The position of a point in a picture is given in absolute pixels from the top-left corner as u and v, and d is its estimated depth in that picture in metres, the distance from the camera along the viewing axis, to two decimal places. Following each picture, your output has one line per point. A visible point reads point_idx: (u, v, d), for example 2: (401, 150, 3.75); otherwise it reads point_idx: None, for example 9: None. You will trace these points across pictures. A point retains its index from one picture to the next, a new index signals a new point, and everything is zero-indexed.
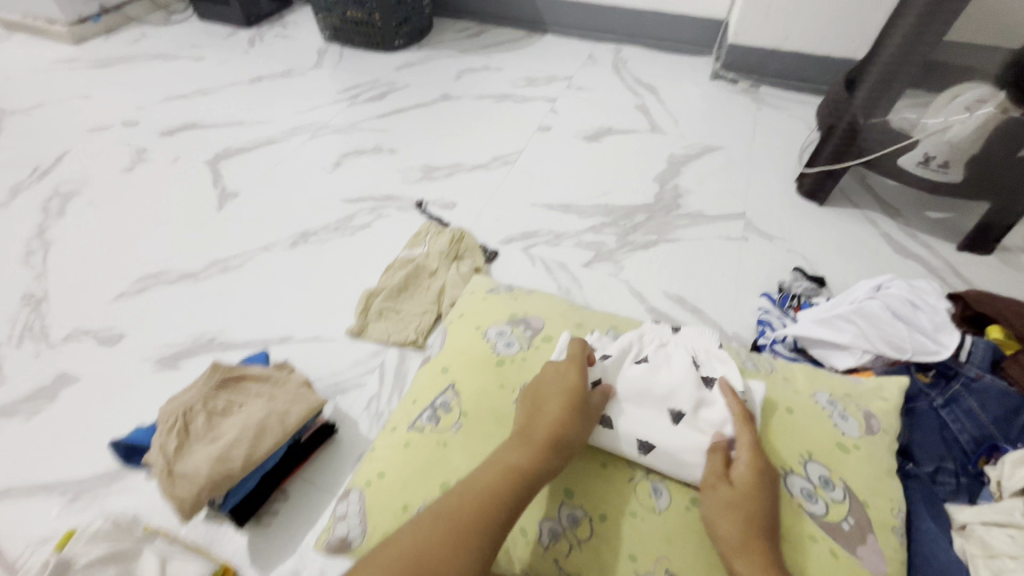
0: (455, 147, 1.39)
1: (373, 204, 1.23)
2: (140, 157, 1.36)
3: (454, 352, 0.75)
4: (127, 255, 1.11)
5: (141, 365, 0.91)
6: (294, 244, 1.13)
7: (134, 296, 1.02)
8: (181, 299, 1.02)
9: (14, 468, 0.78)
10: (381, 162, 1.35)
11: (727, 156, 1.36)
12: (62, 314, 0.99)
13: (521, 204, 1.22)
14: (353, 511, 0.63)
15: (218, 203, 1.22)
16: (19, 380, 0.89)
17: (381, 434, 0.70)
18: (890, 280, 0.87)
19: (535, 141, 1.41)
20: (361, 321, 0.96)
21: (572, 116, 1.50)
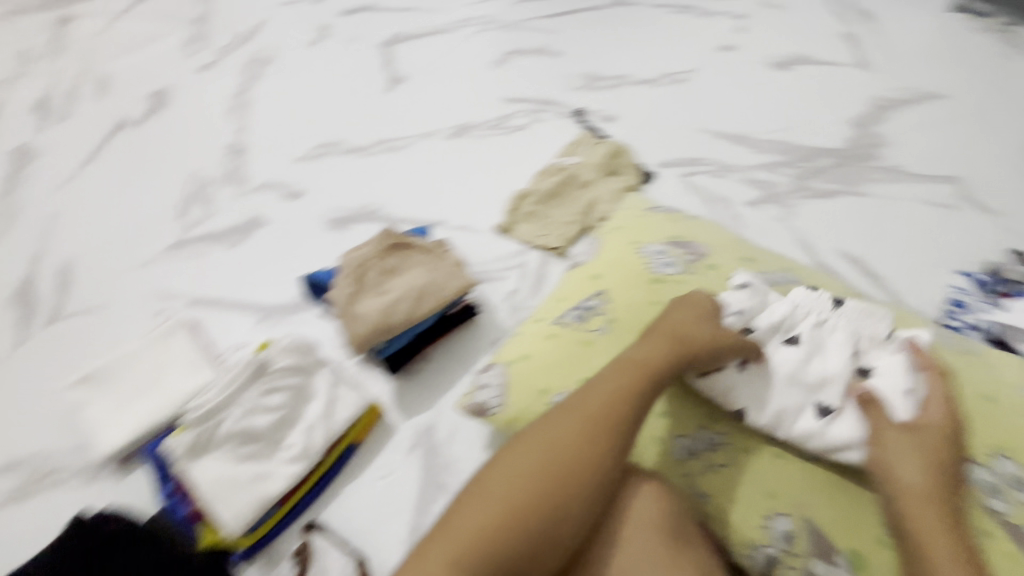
0: (624, 56, 1.29)
1: (532, 106, 1.20)
2: (323, 33, 1.43)
3: (608, 261, 0.73)
4: (310, 123, 1.21)
5: (318, 221, 1.01)
6: (453, 135, 1.16)
7: (315, 160, 1.13)
8: (352, 169, 1.11)
9: (220, 284, 0.93)
10: (544, 63, 1.29)
11: (952, 106, 1.13)
12: (258, 166, 1.13)
13: (687, 128, 1.13)
14: (494, 384, 0.68)
15: (387, 86, 1.26)
16: (224, 214, 1.04)
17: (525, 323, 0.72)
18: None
19: (715, 59, 1.26)
20: (510, 219, 0.98)
21: (765, 35, 1.29)
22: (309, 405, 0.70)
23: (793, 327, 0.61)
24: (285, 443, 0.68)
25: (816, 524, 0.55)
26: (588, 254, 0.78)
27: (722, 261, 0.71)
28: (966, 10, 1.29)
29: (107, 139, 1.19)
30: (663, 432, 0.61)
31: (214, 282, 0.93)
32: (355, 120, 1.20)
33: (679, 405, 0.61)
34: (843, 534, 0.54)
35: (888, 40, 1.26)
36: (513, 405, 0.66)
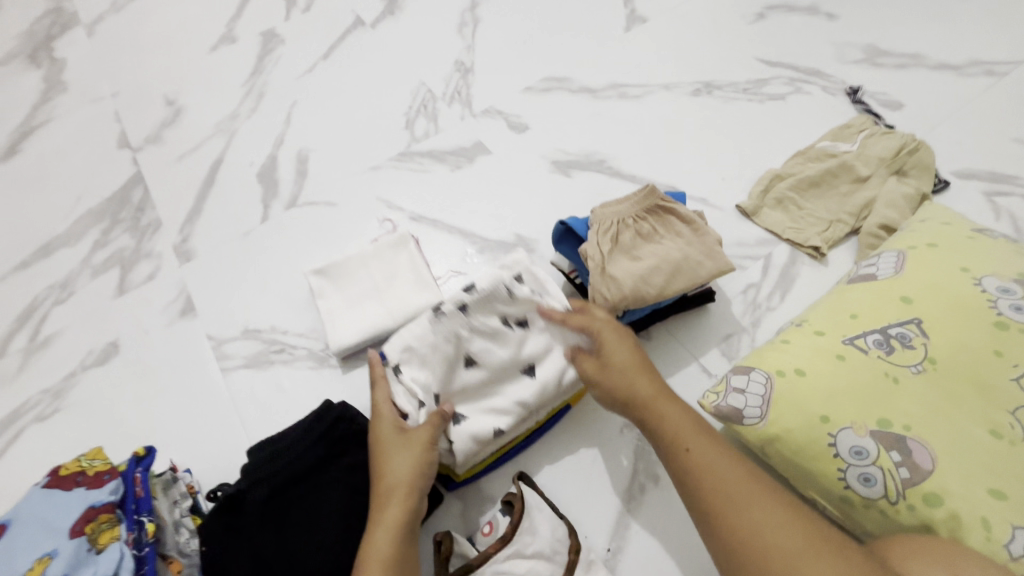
0: (921, 31, 1.05)
1: (793, 74, 1.03)
2: None
3: (926, 284, 0.60)
4: (537, 52, 1.12)
5: (541, 161, 0.96)
6: (696, 93, 1.02)
7: (540, 94, 1.06)
8: (579, 110, 1.02)
9: (442, 206, 0.92)
10: (814, 25, 1.08)
11: None
12: (482, 89, 1.08)
13: (1000, 134, 0.90)
14: (757, 390, 0.57)
15: (626, 24, 1.14)
16: (448, 134, 1.01)
17: (798, 330, 0.61)
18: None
19: None
20: (757, 201, 0.85)
21: None
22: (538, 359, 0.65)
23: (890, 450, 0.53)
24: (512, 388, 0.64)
25: None
26: (880, 268, 0.64)
27: None
28: None
29: (342, 36, 1.17)
30: (992, 512, 0.47)
31: (437, 204, 0.92)
32: (589, 57, 1.10)
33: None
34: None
35: None
36: (779, 422, 0.56)
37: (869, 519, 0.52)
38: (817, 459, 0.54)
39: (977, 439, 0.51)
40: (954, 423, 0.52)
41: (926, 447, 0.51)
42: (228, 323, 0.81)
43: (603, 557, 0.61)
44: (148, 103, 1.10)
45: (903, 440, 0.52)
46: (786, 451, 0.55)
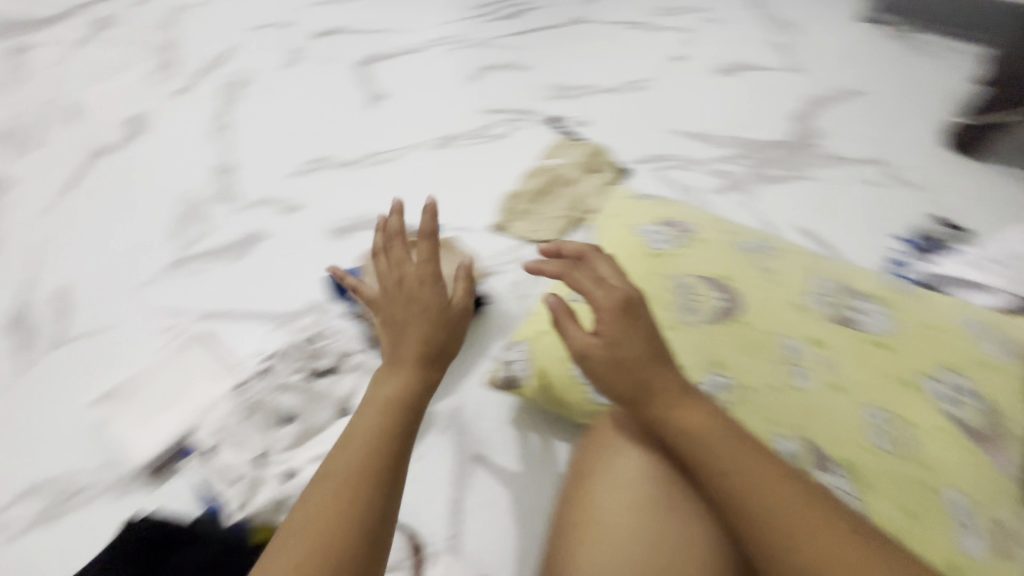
0: (589, 68, 1.39)
1: (511, 116, 1.28)
2: (297, 56, 1.41)
3: (607, 246, 0.82)
4: (295, 141, 1.22)
5: (319, 233, 1.05)
6: (440, 146, 1.22)
7: (305, 176, 1.16)
8: (345, 182, 1.14)
9: (230, 298, 0.94)
10: (516, 77, 1.37)
11: (873, 99, 1.29)
12: (248, 185, 1.14)
13: (654, 129, 1.24)
14: (518, 359, 0.76)
15: (369, 103, 1.31)
16: (222, 232, 1.05)
17: (541, 306, 0.81)
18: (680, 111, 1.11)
19: (670, 68, 1.39)
20: (504, 218, 1.05)
21: (710, 45, 1.44)
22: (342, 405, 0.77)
23: None
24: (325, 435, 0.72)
25: (812, 442, 0.62)
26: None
27: (709, 234, 0.79)
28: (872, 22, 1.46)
29: (83, 167, 1.14)
30: None
31: (225, 298, 0.94)
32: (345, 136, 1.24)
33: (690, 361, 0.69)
34: (838, 447, 0.61)
35: (814, 47, 1.42)
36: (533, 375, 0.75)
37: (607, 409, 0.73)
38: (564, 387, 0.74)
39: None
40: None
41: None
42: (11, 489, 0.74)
43: (446, 544, 0.70)
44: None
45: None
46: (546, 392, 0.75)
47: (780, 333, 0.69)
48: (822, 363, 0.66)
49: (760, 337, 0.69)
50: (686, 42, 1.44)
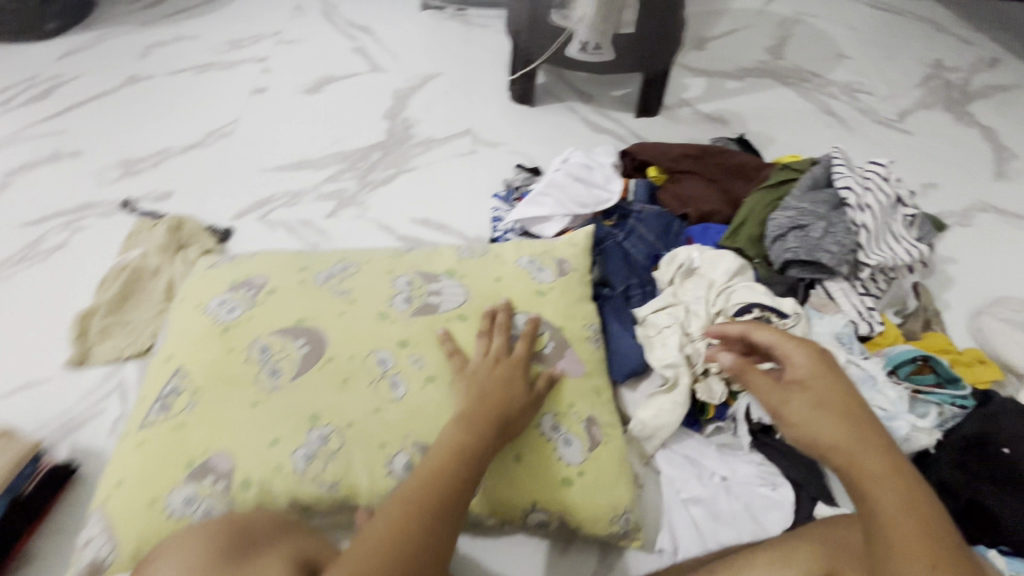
0: (500, 111, 1.31)
1: (403, 160, 1.18)
2: (70, 105, 1.28)
3: (427, 319, 0.69)
4: (35, 196, 1.08)
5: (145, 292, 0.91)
6: (316, 195, 1.10)
7: (71, 232, 1.01)
8: (73, 239, 1.00)
9: (24, 381, 0.82)
10: (421, 122, 1.28)
11: (791, 153, 1.23)
12: (63, 255, 0.98)
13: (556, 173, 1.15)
14: (314, 458, 0.60)
15: (241, 150, 1.20)
16: (25, 308, 0.90)
17: (342, 384, 0.64)
18: (573, 153, 1.00)
19: (586, 111, 1.31)
20: None
21: (631, 87, 1.36)
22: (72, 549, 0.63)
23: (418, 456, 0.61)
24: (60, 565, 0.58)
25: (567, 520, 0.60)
26: (401, 291, 0.72)
27: (551, 311, 0.72)
28: (763, 72, 1.43)
29: None
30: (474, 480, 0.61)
31: (22, 379, 0.82)
32: (203, 173, 1.14)
33: None
34: (591, 521, 0.60)
35: (738, 97, 1.36)
36: (246, 466, 0.59)
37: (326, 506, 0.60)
38: (275, 480, 0.59)
39: (432, 419, 0.63)
40: (417, 411, 0.63)
41: (366, 444, 0.61)
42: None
43: None
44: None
45: (345, 440, 0.61)
46: (253, 495, 0.58)
47: (575, 408, 0.64)
48: (592, 444, 0.63)
49: (547, 418, 0.63)
50: (606, 85, 1.37)
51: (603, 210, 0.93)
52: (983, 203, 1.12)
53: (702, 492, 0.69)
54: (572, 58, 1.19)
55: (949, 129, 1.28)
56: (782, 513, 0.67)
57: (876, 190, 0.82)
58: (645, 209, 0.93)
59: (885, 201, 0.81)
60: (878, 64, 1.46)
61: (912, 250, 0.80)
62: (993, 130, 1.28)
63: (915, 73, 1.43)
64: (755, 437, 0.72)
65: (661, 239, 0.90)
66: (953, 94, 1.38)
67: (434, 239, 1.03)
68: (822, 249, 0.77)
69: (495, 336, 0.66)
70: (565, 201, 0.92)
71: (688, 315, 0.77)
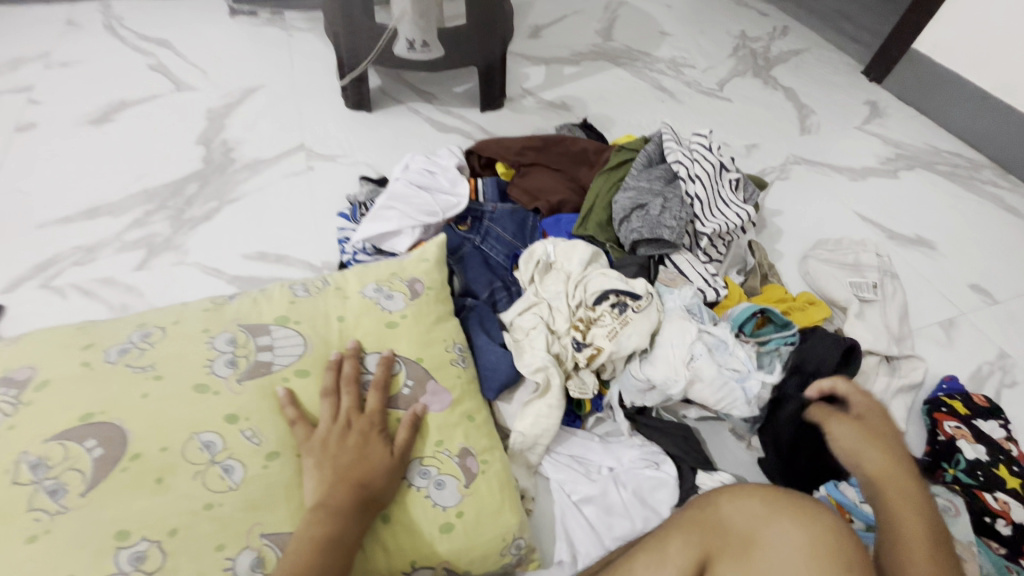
0: (334, 120, 1.20)
1: (225, 189, 1.03)
2: None
3: (260, 381, 0.60)
4: None
5: None
6: (115, 245, 0.92)
7: None
8: None
9: None
10: (242, 142, 1.13)
11: (630, 131, 1.28)
12: None
13: None
14: None
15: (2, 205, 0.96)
16: None
17: (156, 485, 0.52)
18: (413, 158, 0.95)
19: (428, 111, 1.25)
20: None
21: (471, 82, 1.33)
22: None
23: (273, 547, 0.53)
24: None
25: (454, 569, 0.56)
26: (222, 353, 0.61)
27: (405, 340, 0.66)
28: (596, 55, 1.48)
29: None
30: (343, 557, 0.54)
31: None
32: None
33: None
34: (480, 563, 0.57)
35: (576, 81, 1.39)
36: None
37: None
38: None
39: (282, 498, 0.55)
40: (261, 492, 0.54)
41: (195, 551, 0.50)
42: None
43: None
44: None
45: (168, 554, 0.49)
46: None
47: (445, 445, 0.60)
48: (468, 479, 0.59)
49: (416, 466, 0.58)
50: (446, 82, 1.32)
51: (454, 215, 0.88)
52: (795, 157, 1.25)
53: (591, 491, 0.67)
54: (403, 58, 1.12)
55: (757, 93, 1.42)
56: (668, 491, 0.67)
57: (702, 160, 0.87)
58: (496, 209, 0.90)
59: (711, 169, 0.86)
60: (693, 39, 1.58)
61: (740, 213, 0.85)
62: (791, 91, 1.44)
63: (723, 44, 1.57)
64: (633, 420, 0.72)
65: (517, 236, 0.88)
66: (759, 61, 1.53)
67: (275, 274, 0.91)
68: (662, 225, 0.80)
69: (342, 384, 0.60)
70: (410, 211, 0.86)
71: (551, 312, 0.75)
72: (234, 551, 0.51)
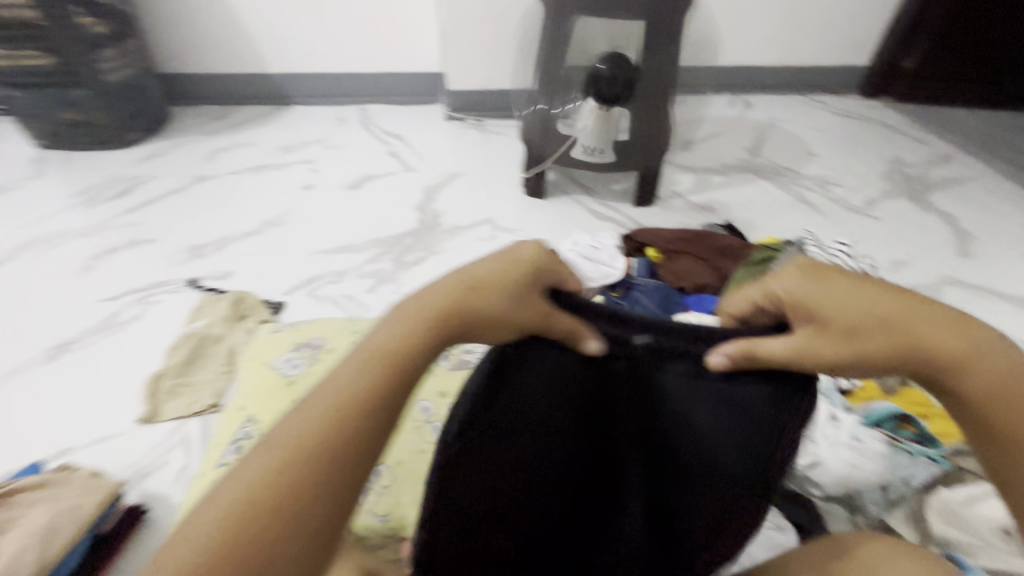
0: (516, 202, 1.50)
1: (433, 244, 1.34)
2: (145, 201, 1.49)
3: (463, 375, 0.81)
4: (109, 276, 1.22)
5: (205, 356, 1.02)
6: (357, 273, 1.25)
7: (142, 306, 1.15)
8: (142, 313, 1.13)
9: (94, 434, 0.91)
10: (447, 212, 1.47)
11: (771, 235, 1.40)
12: (133, 327, 1.10)
13: None
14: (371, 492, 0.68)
15: (289, 235, 1.37)
16: (98, 372, 1.01)
17: (393, 427, 0.74)
18: (582, 237, 1.17)
19: (591, 202, 1.50)
20: None
21: (630, 183, 1.58)
22: None
23: None
24: None
25: None
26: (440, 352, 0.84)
27: None
28: (744, 169, 1.65)
29: None
30: None
31: (93, 431, 0.91)
32: (258, 255, 1.30)
33: None
34: None
35: (723, 190, 1.57)
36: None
37: (376, 542, 0.66)
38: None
39: None
40: None
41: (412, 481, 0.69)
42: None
43: None
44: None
45: (396, 477, 0.69)
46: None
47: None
48: None
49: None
50: (607, 180, 1.59)
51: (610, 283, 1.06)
52: (948, 278, 1.26)
53: None
54: (579, 159, 1.40)
55: (911, 213, 1.46)
56: None
57: (842, 266, 0.96)
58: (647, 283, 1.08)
59: (851, 273, 0.96)
60: (844, 160, 1.68)
61: None
62: (951, 216, 1.45)
63: (876, 167, 1.65)
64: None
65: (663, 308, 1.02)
66: (914, 186, 1.57)
67: None
68: None
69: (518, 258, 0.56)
70: (575, 275, 1.06)
71: None
72: None
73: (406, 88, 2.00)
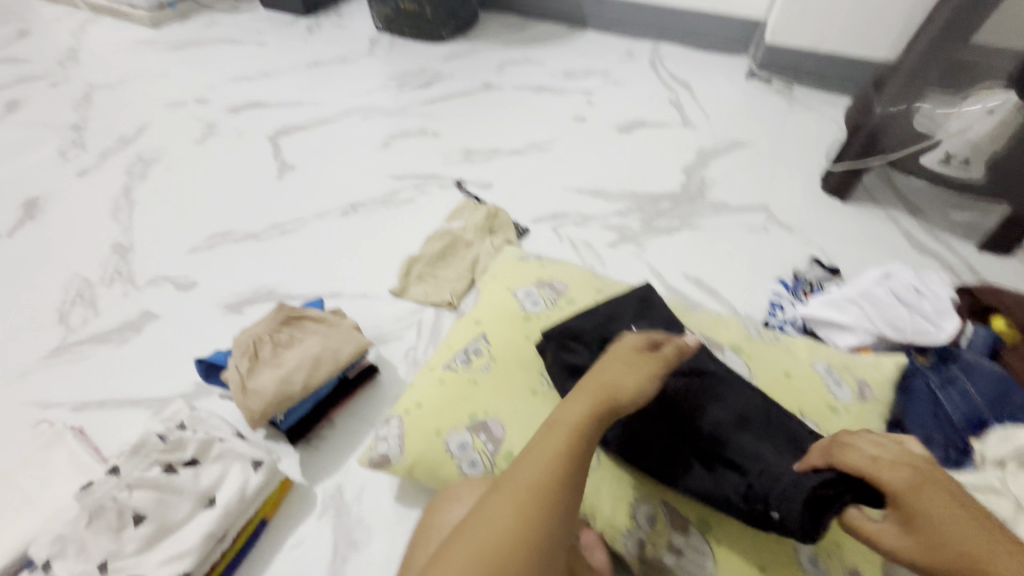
0: (803, 196, 1.24)
1: (689, 214, 1.20)
2: (441, 96, 1.63)
3: None
4: (398, 157, 1.38)
5: (453, 255, 1.09)
6: (603, 221, 1.19)
7: (415, 191, 1.28)
8: (413, 197, 1.26)
9: (358, 287, 1.06)
10: (717, 183, 1.29)
11: None
12: (404, 206, 1.24)
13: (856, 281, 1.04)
14: None
15: (550, 163, 1.35)
16: (372, 236, 1.16)
17: None
18: (900, 269, 0.90)
19: (912, 224, 1.15)
20: None
21: (982, 216, 1.16)
22: (237, 458, 0.70)
23: (657, 510, 0.61)
24: (257, 466, 0.70)
25: None
26: None
27: (841, 436, 0.66)
28: None
29: (281, 173, 1.34)
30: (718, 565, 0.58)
31: (357, 284, 1.06)
32: (518, 174, 1.32)
33: (736, 543, 0.58)
34: None
35: None
36: (514, 438, 0.68)
37: None
38: None
39: None
40: None
41: (617, 477, 0.63)
42: (162, 335, 0.97)
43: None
44: (86, 198, 1.28)
45: (599, 461, 0.64)
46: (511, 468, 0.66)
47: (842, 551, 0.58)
48: None
49: (807, 549, 0.58)
50: (948, 203, 1.19)
51: (922, 344, 0.82)
52: None
53: None
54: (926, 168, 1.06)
55: None
56: None
57: None
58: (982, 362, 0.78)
59: None
60: None
61: None
62: None
63: None
64: None
65: (991, 405, 0.74)
66: None
67: (701, 300, 1.02)
68: None
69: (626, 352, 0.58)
70: (877, 316, 0.84)
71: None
72: (637, 500, 0.61)
73: (712, 33, 1.76)
